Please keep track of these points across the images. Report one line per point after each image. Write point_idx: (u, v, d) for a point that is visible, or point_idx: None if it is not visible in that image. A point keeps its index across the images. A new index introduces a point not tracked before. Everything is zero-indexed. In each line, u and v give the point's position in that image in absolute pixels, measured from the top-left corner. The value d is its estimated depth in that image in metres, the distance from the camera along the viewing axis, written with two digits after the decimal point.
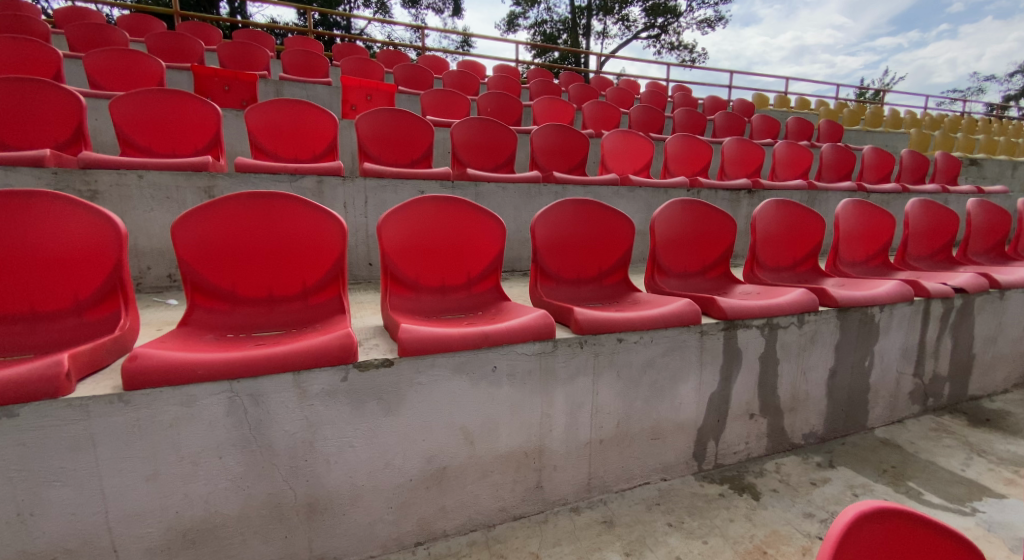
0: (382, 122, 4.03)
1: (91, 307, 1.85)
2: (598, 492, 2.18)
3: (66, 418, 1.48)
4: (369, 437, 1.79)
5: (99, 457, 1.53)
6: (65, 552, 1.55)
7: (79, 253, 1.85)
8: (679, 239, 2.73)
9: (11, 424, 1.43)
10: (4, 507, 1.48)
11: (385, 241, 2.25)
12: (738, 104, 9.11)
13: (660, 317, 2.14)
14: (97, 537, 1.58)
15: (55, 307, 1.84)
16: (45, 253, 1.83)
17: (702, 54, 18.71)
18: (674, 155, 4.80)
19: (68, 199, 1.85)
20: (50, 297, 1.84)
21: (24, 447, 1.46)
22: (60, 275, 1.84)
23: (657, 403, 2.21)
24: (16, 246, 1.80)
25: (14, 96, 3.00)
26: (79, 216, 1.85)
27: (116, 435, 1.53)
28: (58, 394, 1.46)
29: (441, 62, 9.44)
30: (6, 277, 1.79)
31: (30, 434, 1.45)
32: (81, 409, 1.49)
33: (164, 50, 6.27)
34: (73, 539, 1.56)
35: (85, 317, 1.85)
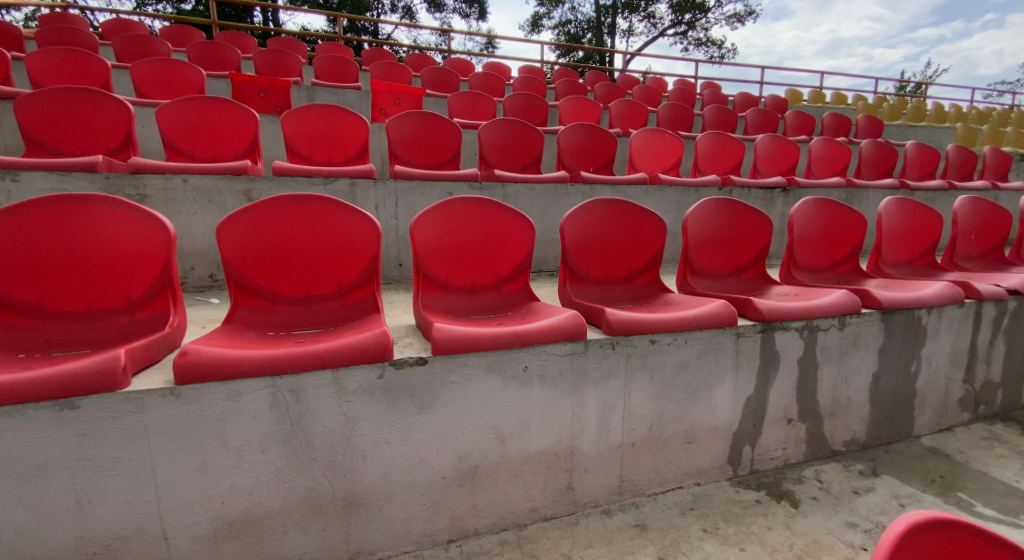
0: (411, 124, 4.08)
1: (143, 305, 1.93)
2: (630, 495, 2.16)
3: (122, 410, 1.54)
4: (403, 434, 1.82)
5: (152, 448, 1.59)
6: (120, 538, 1.62)
7: (131, 254, 1.93)
8: (712, 240, 2.69)
9: (72, 415, 1.50)
10: (65, 493, 1.55)
11: (417, 242, 2.28)
12: (771, 100, 8.89)
13: (694, 318, 2.10)
14: (150, 525, 1.64)
15: (109, 305, 1.92)
16: (99, 253, 1.91)
17: (732, 50, 18.33)
18: (705, 154, 4.73)
19: (120, 202, 1.93)
20: (104, 296, 1.92)
21: (84, 437, 1.53)
22: (113, 274, 1.93)
23: (692, 406, 2.17)
24: (72, 247, 1.89)
25: (70, 106, 3.16)
26: (133, 218, 1.93)
27: (168, 427, 1.59)
28: (115, 387, 1.53)
29: (467, 64, 9.50)
30: (66, 277, 1.89)
31: (90, 425, 1.52)
32: (136, 402, 1.55)
33: (204, 58, 6.48)
34: (127, 527, 1.62)
35: (137, 314, 1.92)
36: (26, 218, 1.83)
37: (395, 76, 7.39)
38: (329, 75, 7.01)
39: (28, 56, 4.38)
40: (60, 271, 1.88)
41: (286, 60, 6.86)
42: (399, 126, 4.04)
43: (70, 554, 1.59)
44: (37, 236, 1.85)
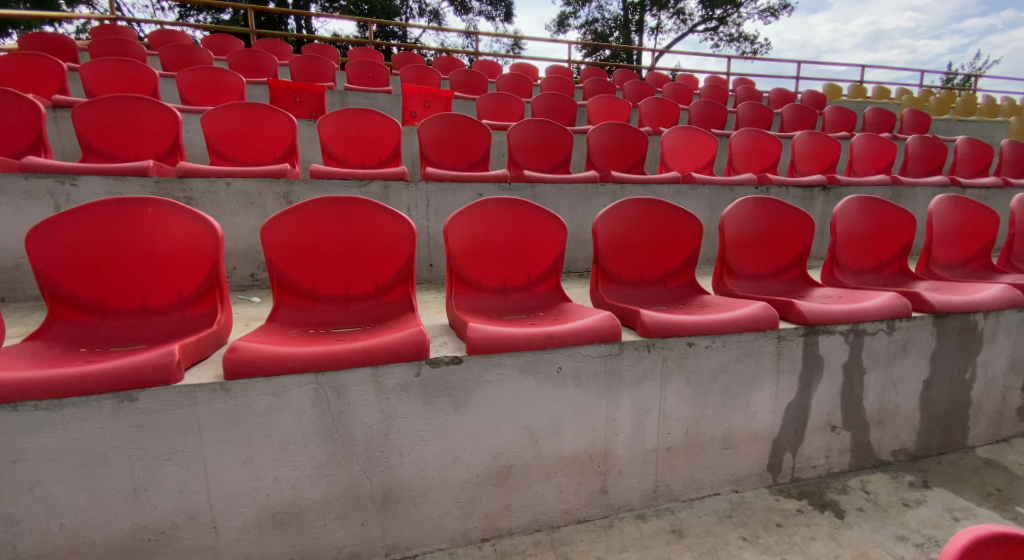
0: (442, 125, 4.11)
1: (193, 302, 1.99)
2: (666, 500, 2.13)
3: (176, 403, 1.59)
4: (439, 432, 1.83)
5: (203, 439, 1.63)
6: (173, 526, 1.67)
7: (181, 254, 1.99)
8: (750, 240, 2.63)
9: (131, 407, 1.56)
10: (123, 481, 1.61)
11: (451, 242, 2.30)
12: (806, 97, 8.67)
13: (734, 321, 2.05)
14: (200, 514, 1.69)
15: (162, 302, 1.99)
16: (152, 254, 1.98)
17: (765, 45, 17.91)
18: (740, 152, 4.63)
19: (172, 204, 1.99)
20: (157, 294, 1.99)
21: (141, 429, 1.58)
22: (165, 274, 1.99)
23: (731, 411, 2.13)
24: (128, 247, 1.96)
25: (123, 113, 3.29)
26: (183, 220, 1.99)
27: (218, 419, 1.63)
28: (170, 381, 1.58)
29: (495, 66, 9.54)
30: (122, 276, 1.96)
31: (147, 417, 1.58)
32: (189, 396, 1.59)
33: (243, 66, 6.67)
34: (179, 515, 1.67)
35: (188, 312, 1.98)
36: (86, 220, 1.92)
37: (424, 79, 7.45)
38: (361, 79, 7.12)
39: (83, 67, 4.57)
40: (118, 271, 1.95)
41: (321, 65, 6.99)
42: (430, 127, 4.08)
43: (125, 540, 1.64)
44: (95, 238, 1.93)
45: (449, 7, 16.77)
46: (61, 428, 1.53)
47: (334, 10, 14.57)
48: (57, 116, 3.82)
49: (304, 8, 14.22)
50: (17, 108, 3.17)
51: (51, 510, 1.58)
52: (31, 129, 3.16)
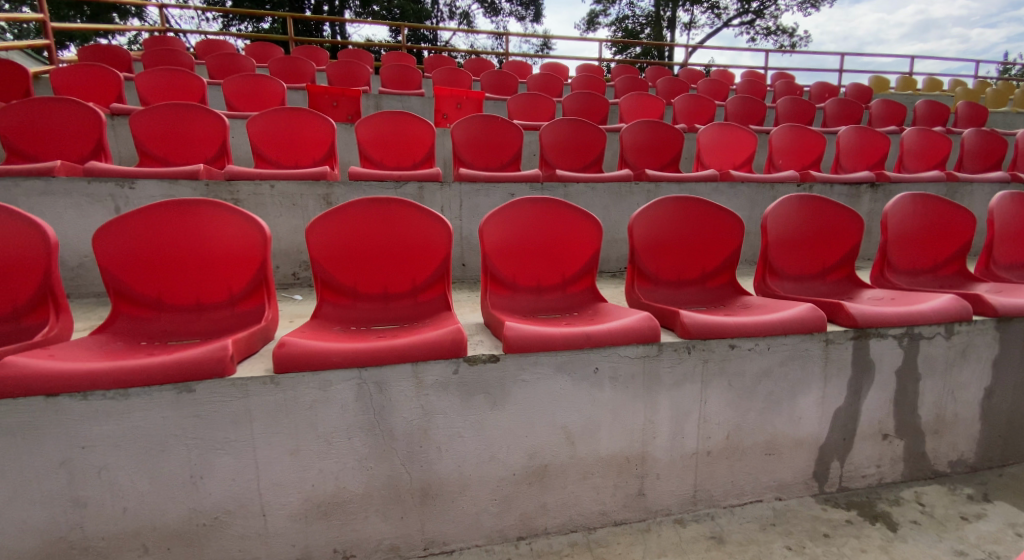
0: (475, 126, 4.12)
1: (243, 299, 2.03)
2: (705, 505, 2.08)
3: (229, 395, 1.62)
4: (476, 429, 1.82)
5: (254, 430, 1.66)
6: (225, 512, 1.71)
7: (231, 253, 2.04)
8: (794, 240, 2.54)
9: (189, 398, 1.60)
10: (181, 469, 1.65)
11: (486, 242, 2.29)
12: (851, 90, 8.36)
13: (779, 323, 1.98)
14: (250, 502, 1.72)
15: (213, 299, 2.04)
16: (204, 253, 2.03)
17: (805, 37, 17.36)
18: (781, 148, 4.49)
19: (223, 205, 2.04)
20: (209, 291, 2.03)
21: (198, 418, 1.62)
22: (216, 272, 2.04)
23: (775, 416, 2.06)
24: (181, 247, 2.01)
25: (175, 119, 3.40)
26: (233, 220, 2.04)
27: (267, 411, 1.66)
28: (224, 373, 1.61)
29: (525, 67, 9.52)
30: (176, 274, 2.01)
31: (203, 407, 1.61)
32: (242, 388, 1.63)
33: (283, 72, 6.83)
34: (231, 502, 1.71)
35: (237, 308, 2.03)
36: (146, 219, 1.98)
37: (456, 82, 7.47)
38: (395, 83, 7.19)
39: (138, 77, 4.74)
40: (173, 269, 2.01)
41: (356, 70, 7.10)
42: (464, 128, 4.09)
43: (181, 525, 1.69)
44: (152, 238, 1.99)
45: (479, 10, 16.83)
46: (126, 416, 1.58)
47: (366, 15, 14.79)
48: (115, 123, 3.97)
49: (338, 13, 14.49)
50: (79, 115, 3.30)
51: (115, 494, 1.63)
52: (92, 135, 3.30)
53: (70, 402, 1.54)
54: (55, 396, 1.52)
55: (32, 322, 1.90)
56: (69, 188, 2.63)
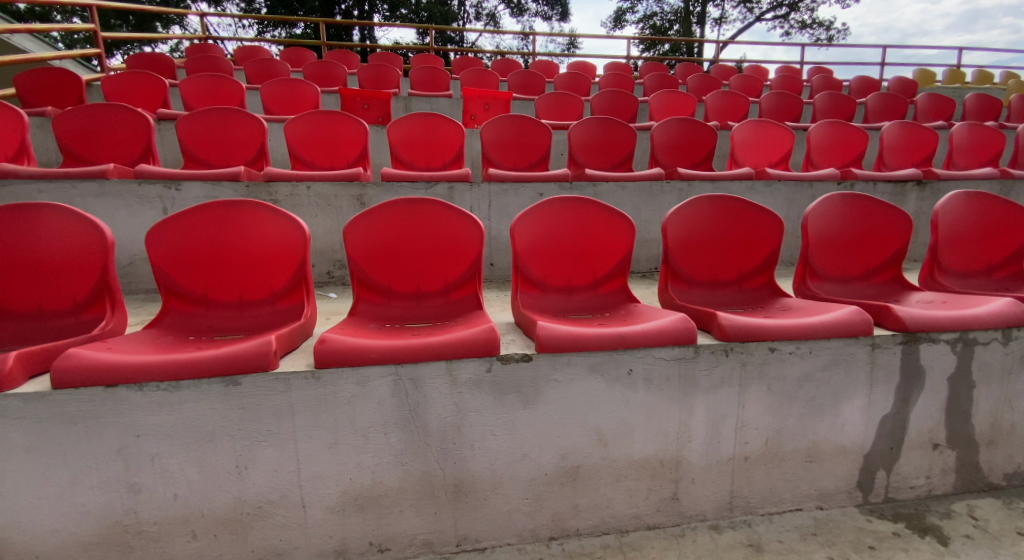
0: (504, 126, 4.11)
1: (283, 296, 2.05)
2: (742, 512, 2.02)
3: (272, 389, 1.65)
4: (509, 428, 1.81)
5: (295, 423, 1.68)
6: (268, 502, 1.73)
7: (272, 252, 2.06)
8: (835, 240, 2.45)
9: (235, 391, 1.63)
10: (226, 459, 1.67)
11: (517, 241, 2.28)
12: (895, 84, 8.06)
13: (822, 325, 1.92)
14: (291, 493, 1.74)
15: (255, 296, 2.06)
16: (248, 252, 2.06)
17: (843, 30, 16.83)
18: (820, 146, 4.36)
19: (265, 205, 2.07)
20: (251, 288, 2.07)
21: (244, 411, 1.64)
22: (258, 271, 2.06)
23: (816, 422, 1.99)
24: (226, 245, 2.05)
25: (217, 123, 3.48)
26: (274, 220, 2.06)
27: (306, 406, 1.68)
28: (268, 367, 1.64)
29: (553, 66, 9.47)
30: (220, 272, 2.05)
31: (248, 400, 1.64)
32: (284, 382, 1.65)
33: (316, 77, 6.94)
34: (273, 493, 1.73)
35: (278, 305, 2.05)
36: (194, 218, 2.02)
37: (483, 83, 7.46)
38: (424, 85, 7.23)
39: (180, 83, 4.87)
40: (218, 267, 2.05)
41: (386, 73, 7.16)
42: (494, 129, 4.09)
43: (226, 513, 1.71)
44: (198, 237, 2.03)
45: (505, 10, 16.82)
46: (177, 407, 1.61)
47: (395, 19, 14.94)
48: (160, 128, 4.09)
49: (368, 17, 14.68)
50: (128, 118, 3.40)
51: (167, 481, 1.66)
52: (140, 140, 3.38)
53: (127, 393, 1.57)
54: (113, 387, 1.57)
55: (90, 316, 1.96)
56: (121, 189, 2.72)
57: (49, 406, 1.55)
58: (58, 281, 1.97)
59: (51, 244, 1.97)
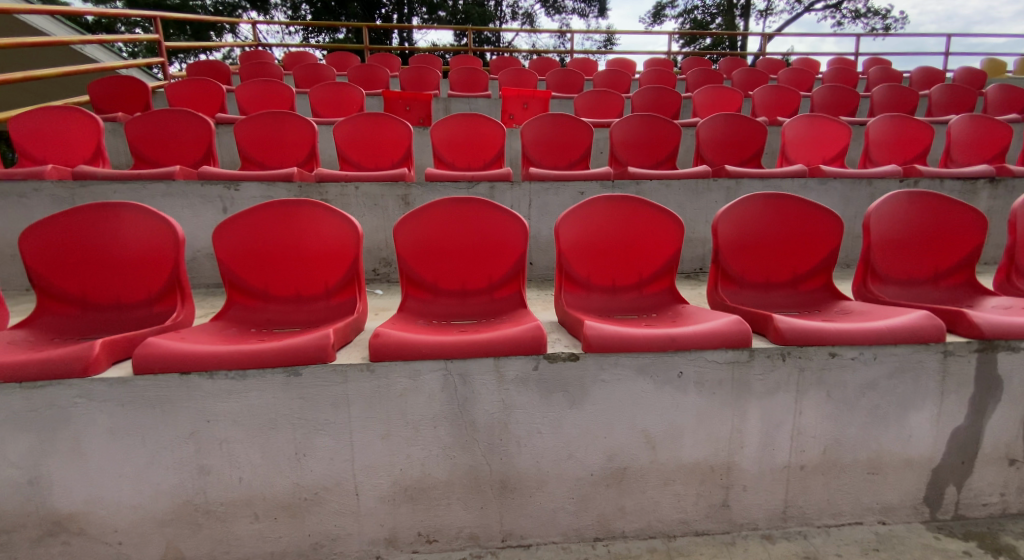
0: (546, 125, 4.08)
1: (337, 292, 2.09)
2: (797, 523, 1.94)
3: (329, 380, 1.68)
4: (556, 427, 1.80)
5: (350, 414, 1.71)
6: (322, 490, 1.76)
7: (326, 250, 2.10)
8: (899, 241, 2.33)
9: (297, 381, 1.66)
10: (286, 446, 1.72)
11: (562, 240, 2.25)
12: (961, 74, 7.63)
13: (888, 330, 1.82)
14: (345, 481, 1.77)
15: (310, 291, 2.11)
16: (303, 250, 2.11)
17: (901, 19, 16.02)
18: (879, 141, 4.16)
19: (320, 204, 2.11)
20: (307, 284, 2.11)
21: (304, 400, 1.68)
22: (313, 267, 2.11)
23: (879, 431, 1.89)
24: (283, 243, 2.10)
25: (270, 125, 3.57)
26: (328, 218, 2.10)
27: (361, 398, 1.70)
28: (326, 359, 1.67)
29: (591, 63, 9.35)
30: (277, 268, 2.10)
31: (307, 390, 1.68)
32: (341, 373, 1.68)
33: (360, 80, 7.06)
34: (328, 481, 1.76)
35: (332, 301, 2.09)
36: (254, 216, 2.09)
37: (522, 82, 7.43)
38: (463, 86, 7.26)
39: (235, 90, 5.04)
40: (277, 263, 2.10)
41: (427, 75, 7.22)
42: (536, 129, 4.07)
43: (286, 497, 1.76)
44: (258, 234, 2.09)
45: (542, 10, 16.78)
46: (243, 395, 1.66)
47: (433, 21, 15.09)
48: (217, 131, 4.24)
49: (407, 20, 14.87)
50: (189, 121, 3.54)
51: (233, 464, 1.71)
52: (201, 143, 3.51)
53: (199, 380, 1.63)
54: (187, 373, 1.63)
55: (162, 308, 2.05)
56: (186, 189, 2.84)
57: (130, 390, 1.62)
58: (134, 274, 2.06)
59: (130, 240, 2.06)
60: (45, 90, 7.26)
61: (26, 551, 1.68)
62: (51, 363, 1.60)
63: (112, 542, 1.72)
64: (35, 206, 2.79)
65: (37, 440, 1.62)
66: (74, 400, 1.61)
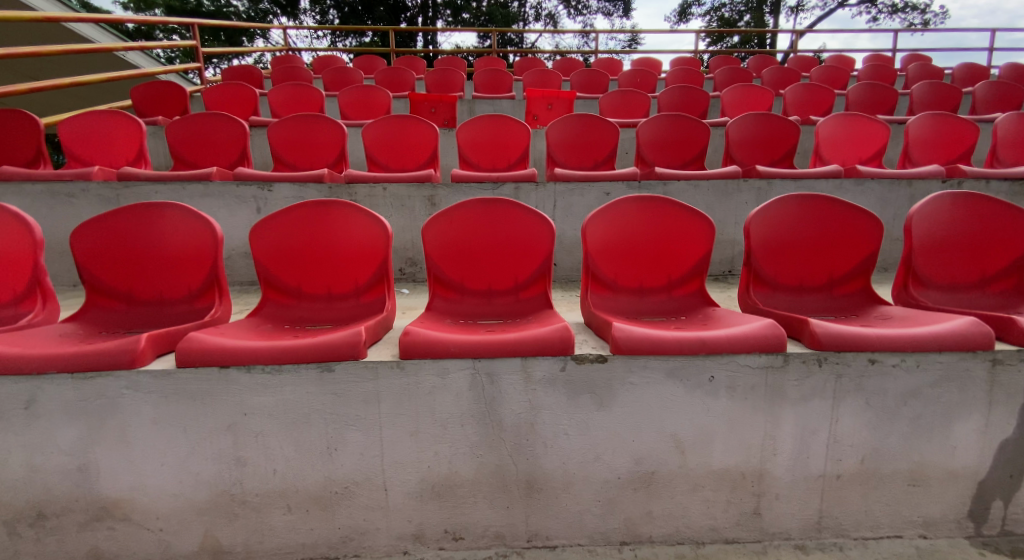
0: (572, 126, 4.05)
1: (366, 291, 2.10)
2: (832, 534, 1.88)
3: (360, 377, 1.69)
4: (583, 429, 1.77)
5: (381, 410, 1.72)
6: (351, 485, 1.77)
7: (355, 249, 2.12)
8: (943, 244, 2.25)
9: (329, 377, 1.68)
10: (318, 440, 1.73)
11: (589, 240, 2.23)
12: (1007, 70, 7.33)
13: (932, 337, 1.75)
14: (373, 476, 1.77)
15: (340, 290, 2.12)
16: (333, 249, 2.13)
17: (940, 14, 15.48)
18: (920, 140, 4.01)
19: (351, 205, 2.13)
20: (337, 282, 2.12)
21: (336, 396, 1.69)
22: (343, 266, 2.12)
23: (921, 442, 1.82)
24: (313, 242, 2.12)
25: (300, 127, 3.62)
26: (358, 218, 2.12)
27: (391, 395, 1.71)
28: (358, 356, 1.68)
29: (616, 63, 9.27)
30: (308, 267, 2.12)
31: (339, 386, 1.69)
32: (371, 370, 1.69)
33: (386, 82, 7.12)
34: (357, 476, 1.77)
35: (362, 299, 2.10)
36: (287, 216, 2.12)
37: (547, 82, 7.40)
38: (488, 87, 7.26)
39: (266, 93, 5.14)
40: (308, 261, 2.12)
41: (452, 77, 7.25)
42: (562, 129, 4.04)
43: (317, 490, 1.77)
44: (290, 233, 2.12)
45: (566, 10, 16.72)
46: (279, 390, 1.68)
47: (457, 23, 15.18)
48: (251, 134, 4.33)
49: (432, 22, 14.98)
50: (224, 123, 3.61)
51: (268, 457, 1.73)
52: (236, 145, 3.58)
53: (237, 374, 1.66)
54: (226, 367, 1.65)
55: (202, 304, 2.09)
56: (222, 189, 2.89)
57: (172, 383, 1.66)
58: (175, 270, 2.11)
59: (172, 238, 2.11)
60: (89, 95, 7.53)
61: (73, 534, 1.73)
62: (98, 355, 1.64)
63: (154, 529, 1.75)
64: (81, 205, 2.87)
65: (86, 428, 1.67)
66: (121, 391, 1.65)
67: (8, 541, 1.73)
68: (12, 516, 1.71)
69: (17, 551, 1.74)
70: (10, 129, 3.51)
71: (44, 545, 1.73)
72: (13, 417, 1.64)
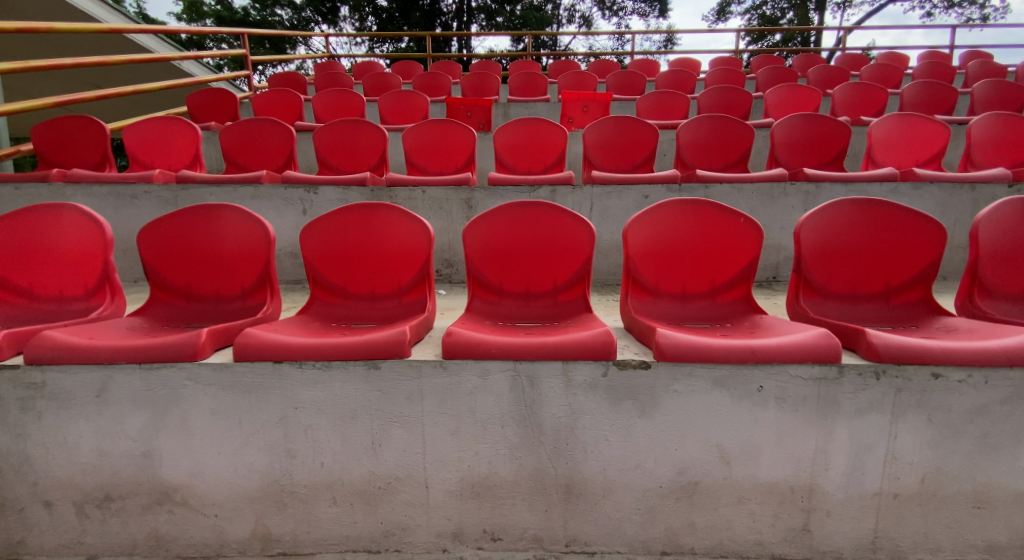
0: (611, 129, 4.01)
1: (408, 292, 2.12)
2: (886, 554, 1.80)
3: (405, 375, 1.71)
4: (624, 435, 1.75)
5: (424, 409, 1.73)
6: (393, 483, 1.79)
7: (396, 251, 2.14)
8: (1010, 254, 2.12)
9: (376, 374, 1.70)
10: (363, 436, 1.76)
11: (631, 245, 2.19)
12: None
13: (1000, 351, 1.66)
14: (414, 475, 1.79)
15: (382, 290, 2.15)
16: (376, 250, 2.16)
17: (1000, 8, 14.73)
18: (982, 142, 3.81)
19: (394, 207, 2.16)
20: (380, 283, 2.15)
21: (381, 393, 1.72)
22: (385, 267, 2.15)
23: (987, 462, 1.72)
24: (357, 244, 2.16)
25: (343, 131, 3.70)
26: (402, 220, 2.15)
27: (434, 394, 1.72)
28: (403, 355, 1.71)
29: (653, 64, 9.14)
30: (352, 268, 2.16)
31: (384, 384, 1.71)
32: (416, 369, 1.71)
33: (423, 86, 7.21)
34: (398, 474, 1.79)
35: (403, 300, 2.12)
36: (332, 218, 2.16)
37: (583, 85, 7.36)
38: (523, 90, 7.27)
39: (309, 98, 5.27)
40: (352, 262, 2.16)
41: (488, 81, 7.30)
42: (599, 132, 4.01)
43: (362, 484, 1.79)
44: (335, 235, 2.16)
45: (602, 12, 16.63)
46: (327, 386, 1.71)
47: (493, 27, 15.29)
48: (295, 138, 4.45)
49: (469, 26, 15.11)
50: (272, 127, 3.72)
51: (315, 450, 1.76)
52: (284, 148, 3.68)
53: (289, 369, 1.70)
54: (279, 362, 1.70)
55: (254, 301, 2.15)
56: (270, 192, 2.98)
57: (230, 375, 1.71)
58: (229, 269, 2.18)
59: (227, 237, 2.18)
60: (146, 102, 7.87)
61: (135, 517, 1.80)
62: (162, 348, 1.71)
63: (210, 515, 1.81)
64: (143, 205, 3.00)
65: (149, 416, 1.74)
66: (183, 382, 1.72)
67: (76, 522, 1.81)
68: (81, 498, 1.79)
69: (82, 532, 1.81)
70: (79, 133, 3.70)
71: (108, 526, 1.81)
72: (85, 403, 1.73)
